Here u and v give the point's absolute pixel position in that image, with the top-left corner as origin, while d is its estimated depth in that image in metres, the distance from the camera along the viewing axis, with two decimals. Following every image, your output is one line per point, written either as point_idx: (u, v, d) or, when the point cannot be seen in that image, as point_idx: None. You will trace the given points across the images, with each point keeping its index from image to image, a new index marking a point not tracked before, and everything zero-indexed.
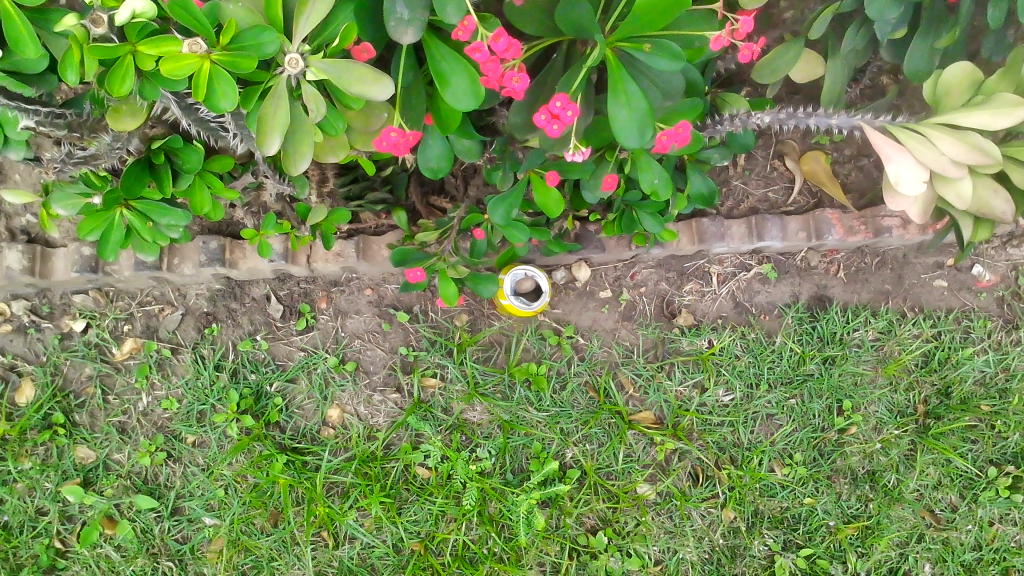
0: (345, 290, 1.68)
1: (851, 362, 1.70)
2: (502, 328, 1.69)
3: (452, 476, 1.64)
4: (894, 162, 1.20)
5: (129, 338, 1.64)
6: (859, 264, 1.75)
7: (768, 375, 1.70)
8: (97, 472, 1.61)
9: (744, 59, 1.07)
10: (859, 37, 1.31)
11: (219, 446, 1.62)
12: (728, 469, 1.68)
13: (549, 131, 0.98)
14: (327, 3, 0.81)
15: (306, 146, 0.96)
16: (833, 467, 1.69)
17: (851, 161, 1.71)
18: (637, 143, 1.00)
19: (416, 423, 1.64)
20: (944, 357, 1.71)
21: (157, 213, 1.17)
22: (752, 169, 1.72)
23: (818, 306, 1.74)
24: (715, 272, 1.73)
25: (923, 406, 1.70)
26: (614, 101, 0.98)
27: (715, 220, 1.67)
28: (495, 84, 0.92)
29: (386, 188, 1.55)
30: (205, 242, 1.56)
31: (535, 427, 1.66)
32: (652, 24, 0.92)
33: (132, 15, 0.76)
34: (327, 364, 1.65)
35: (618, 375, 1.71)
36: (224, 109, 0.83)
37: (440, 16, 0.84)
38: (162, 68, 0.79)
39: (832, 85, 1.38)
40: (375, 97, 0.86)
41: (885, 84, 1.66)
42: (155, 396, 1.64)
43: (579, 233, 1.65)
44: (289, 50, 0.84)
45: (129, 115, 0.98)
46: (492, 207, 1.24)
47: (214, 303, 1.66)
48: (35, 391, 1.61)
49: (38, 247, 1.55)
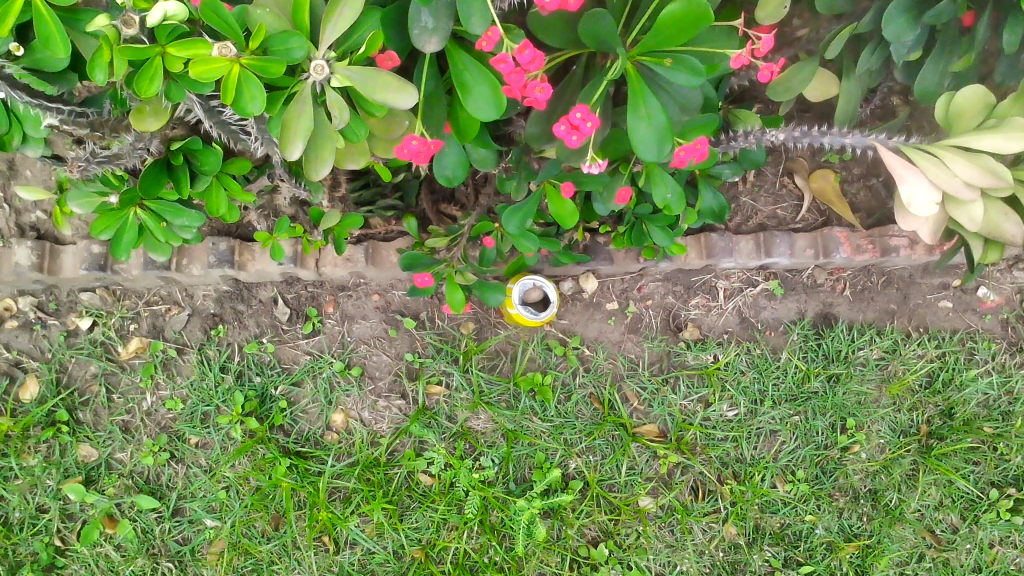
0: (352, 295, 1.68)
1: (855, 381, 1.71)
2: (508, 338, 1.70)
3: (454, 484, 1.63)
4: (907, 182, 1.22)
5: (135, 338, 1.64)
6: (865, 283, 1.75)
7: (773, 392, 1.70)
8: (99, 471, 1.61)
9: (762, 78, 1.08)
10: (875, 56, 1.32)
11: (222, 448, 1.62)
12: (730, 484, 1.68)
13: (569, 142, 0.98)
14: (356, 11, 0.81)
15: (328, 152, 0.96)
16: (835, 485, 1.69)
17: (859, 180, 1.73)
18: (654, 156, 1.01)
19: (419, 430, 1.64)
20: (948, 379, 1.72)
21: (171, 215, 1.17)
22: (761, 185, 1.74)
23: (823, 324, 1.74)
24: (722, 287, 1.74)
25: (925, 427, 1.70)
26: (633, 114, 0.98)
27: (724, 235, 1.68)
28: (517, 93, 0.92)
29: (397, 196, 1.58)
30: (215, 243, 1.56)
31: (539, 437, 1.66)
32: (675, 38, 0.92)
33: (164, 17, 0.75)
34: (333, 368, 1.66)
35: (622, 387, 1.71)
36: (251, 113, 0.83)
37: (463, 26, 0.84)
38: (192, 71, 0.79)
39: (847, 104, 1.39)
40: (398, 106, 0.86)
41: (896, 106, 1.67)
42: (159, 396, 1.64)
43: (588, 245, 1.66)
44: (315, 55, 0.85)
45: (152, 116, 0.98)
46: (506, 217, 1.24)
47: (220, 305, 1.66)
48: (40, 389, 1.61)
49: (47, 245, 1.55)
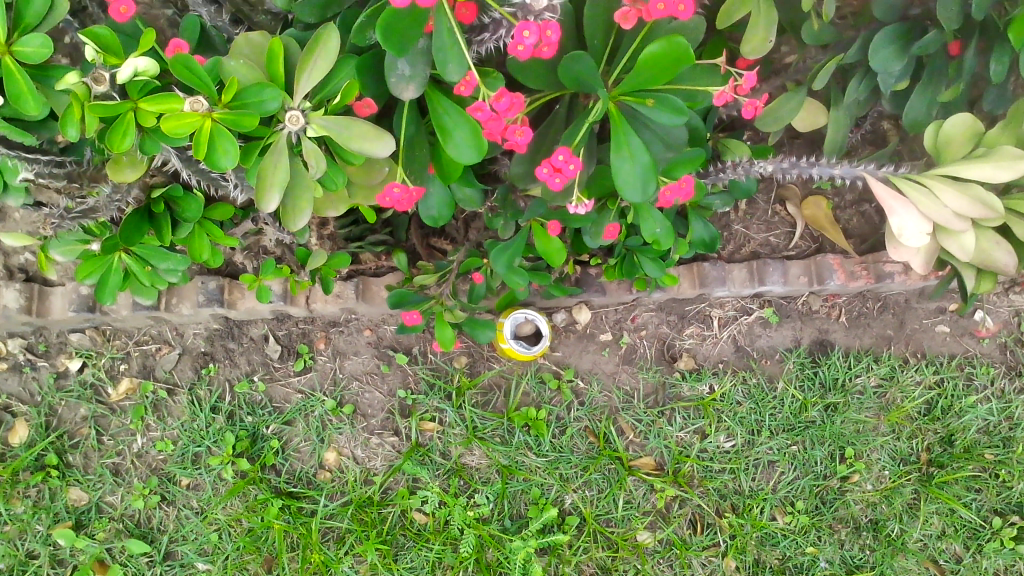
0: (344, 331, 1.67)
1: (853, 410, 1.68)
2: (502, 371, 1.68)
3: (449, 522, 1.61)
4: (897, 214, 1.21)
5: (125, 379, 1.63)
6: (860, 309, 1.74)
7: (770, 423, 1.68)
8: (89, 515, 1.59)
9: (747, 113, 1.09)
10: (863, 86, 1.32)
11: (213, 489, 1.60)
12: (730, 517, 1.65)
13: (551, 184, 0.97)
14: (329, 61, 0.82)
15: (306, 202, 0.95)
16: (835, 516, 1.67)
17: (852, 206, 1.72)
18: (639, 197, 0.99)
19: (413, 468, 1.62)
20: (947, 406, 1.70)
21: (156, 258, 1.16)
22: (753, 213, 1.73)
23: (820, 351, 1.73)
24: (716, 316, 1.73)
25: (925, 454, 1.68)
26: (616, 155, 0.97)
27: (716, 264, 1.67)
28: (497, 137, 0.92)
29: (387, 231, 1.58)
30: (204, 282, 1.55)
31: (534, 472, 1.64)
32: (658, 78, 0.92)
33: (134, 73, 0.75)
34: (325, 407, 1.64)
35: (618, 420, 1.69)
36: (224, 167, 0.81)
37: (441, 72, 0.82)
38: (162, 126, 0.78)
39: (835, 133, 1.38)
40: (375, 153, 0.86)
41: (886, 130, 1.67)
42: (150, 437, 1.63)
43: (580, 277, 1.65)
44: (290, 106, 0.84)
45: (129, 166, 0.98)
46: (494, 256, 1.23)
47: (211, 343, 1.65)
48: (29, 432, 1.59)
49: (36, 286, 1.54)
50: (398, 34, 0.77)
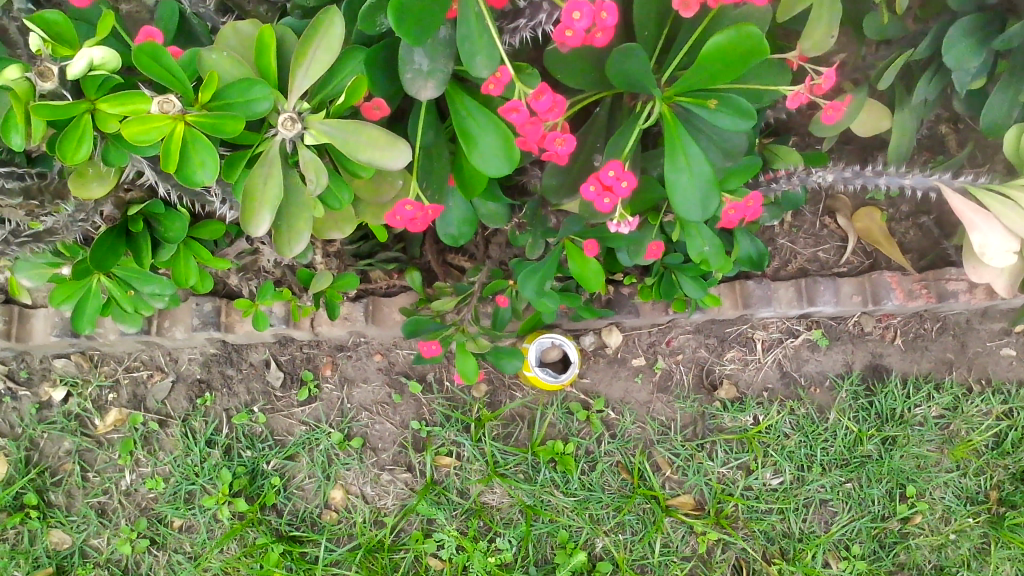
0: (351, 356, 1.52)
1: (914, 443, 1.52)
2: (525, 401, 1.53)
3: (468, 568, 1.46)
4: (980, 230, 1.06)
5: (113, 409, 1.49)
6: (918, 331, 1.58)
7: (821, 457, 1.52)
8: (72, 560, 1.45)
9: (829, 118, 0.97)
10: (933, 86, 1.17)
11: (208, 532, 1.46)
12: (779, 564, 1.49)
13: (599, 205, 0.83)
14: (332, 52, 0.68)
15: (304, 223, 0.80)
16: (895, 561, 1.51)
17: (909, 218, 1.55)
18: (699, 215, 0.84)
19: (428, 508, 1.46)
20: (1018, 439, 1.53)
21: (138, 281, 1.02)
22: (800, 226, 1.57)
23: (875, 377, 1.57)
24: (760, 339, 1.57)
25: (995, 493, 1.52)
26: (672, 166, 0.82)
27: (761, 282, 1.51)
28: (532, 145, 0.77)
29: (398, 247, 1.43)
30: (199, 304, 1.41)
31: (561, 513, 1.49)
32: (722, 76, 0.77)
33: (88, 65, 0.63)
34: (331, 441, 1.49)
35: (653, 455, 1.54)
36: (200, 181, 0.69)
37: (466, 67, 0.68)
38: (123, 131, 0.64)
39: (901, 139, 1.23)
40: (388, 165, 0.71)
41: (945, 134, 1.51)
42: (140, 474, 1.48)
43: (612, 297, 1.50)
44: (283, 107, 0.70)
45: (95, 180, 0.88)
46: (522, 280, 1.06)
47: (207, 369, 1.51)
48: (7, 469, 1.45)
49: (14, 309, 1.40)
50: (414, 19, 0.62)
